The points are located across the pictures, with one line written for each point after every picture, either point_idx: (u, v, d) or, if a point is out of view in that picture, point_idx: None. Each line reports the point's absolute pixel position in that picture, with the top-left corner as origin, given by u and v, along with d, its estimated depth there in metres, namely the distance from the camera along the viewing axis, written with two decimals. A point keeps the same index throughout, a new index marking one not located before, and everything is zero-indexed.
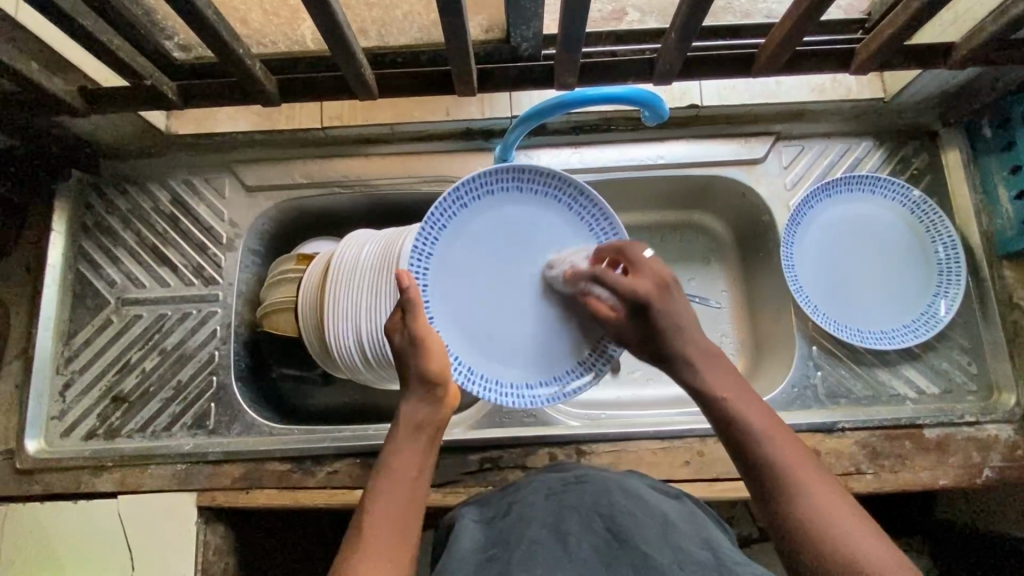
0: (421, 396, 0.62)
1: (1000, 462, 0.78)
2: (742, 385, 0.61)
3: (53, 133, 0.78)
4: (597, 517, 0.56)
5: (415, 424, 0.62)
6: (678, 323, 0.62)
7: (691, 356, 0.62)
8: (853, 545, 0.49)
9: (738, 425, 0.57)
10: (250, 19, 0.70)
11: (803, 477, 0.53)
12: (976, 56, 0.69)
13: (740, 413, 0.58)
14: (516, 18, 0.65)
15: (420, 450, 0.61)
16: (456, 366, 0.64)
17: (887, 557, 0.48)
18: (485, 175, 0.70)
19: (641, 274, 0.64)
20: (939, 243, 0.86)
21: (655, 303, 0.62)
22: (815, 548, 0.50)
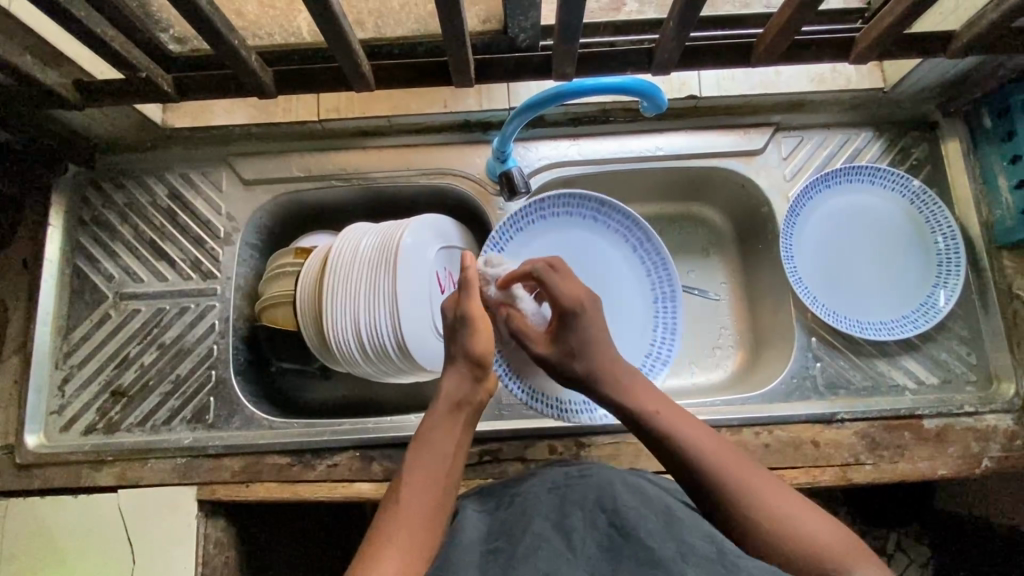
0: (461, 374, 0.67)
1: (999, 451, 0.78)
2: (674, 405, 0.66)
3: (48, 127, 0.78)
4: (600, 513, 0.55)
5: (453, 402, 0.66)
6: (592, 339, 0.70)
7: (626, 388, 0.67)
8: (791, 527, 0.54)
9: (668, 437, 0.62)
10: (245, 10, 0.72)
11: (742, 475, 0.59)
12: (977, 44, 0.69)
13: (666, 427, 0.63)
14: (514, 8, 0.64)
15: (455, 430, 0.65)
16: (482, 347, 0.68)
17: (825, 531, 0.54)
18: (545, 203, 0.84)
19: (567, 283, 0.72)
20: (938, 234, 0.85)
21: (584, 309, 0.71)
22: (762, 537, 0.55)
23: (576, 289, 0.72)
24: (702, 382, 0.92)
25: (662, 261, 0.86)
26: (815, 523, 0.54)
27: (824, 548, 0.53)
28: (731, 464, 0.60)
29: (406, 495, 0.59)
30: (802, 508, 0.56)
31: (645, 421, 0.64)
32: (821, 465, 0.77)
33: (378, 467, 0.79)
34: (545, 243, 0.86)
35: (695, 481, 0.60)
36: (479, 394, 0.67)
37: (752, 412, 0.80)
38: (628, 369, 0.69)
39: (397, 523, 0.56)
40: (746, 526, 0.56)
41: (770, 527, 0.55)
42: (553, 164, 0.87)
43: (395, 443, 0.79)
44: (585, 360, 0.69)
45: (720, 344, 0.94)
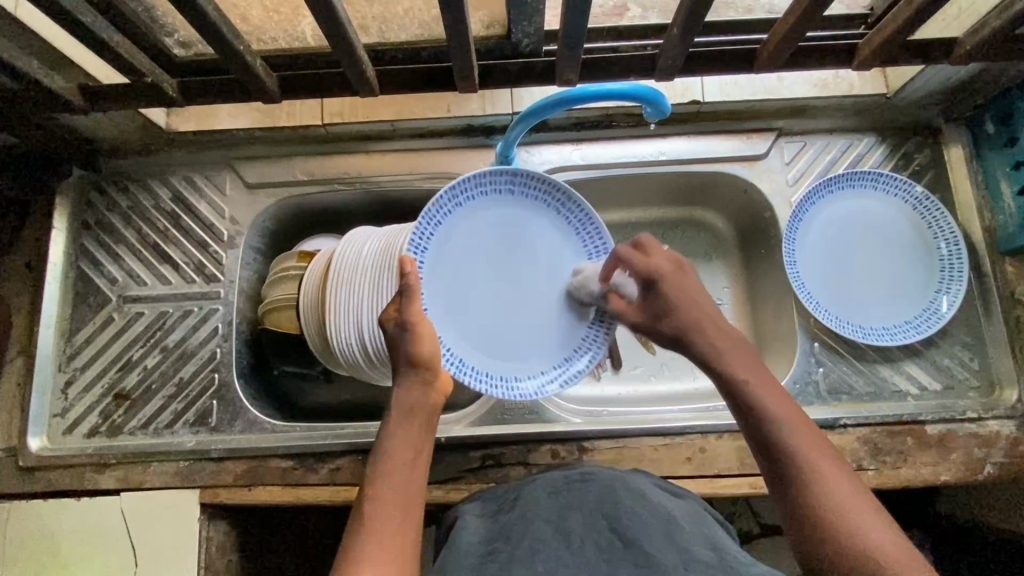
0: (412, 381, 0.62)
1: (1002, 457, 0.78)
2: (761, 368, 0.61)
3: (53, 131, 0.78)
4: (601, 520, 0.56)
5: (408, 409, 0.61)
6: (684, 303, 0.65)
7: (713, 345, 0.62)
8: (851, 517, 0.50)
9: (749, 406, 0.58)
10: (250, 15, 0.71)
11: (812, 453, 0.54)
12: (980, 51, 0.69)
13: (753, 388, 0.59)
14: (517, 13, 0.64)
15: (412, 435, 0.60)
16: (427, 351, 0.62)
17: (892, 543, 0.49)
18: (485, 175, 0.73)
19: (655, 257, 0.68)
20: (941, 240, 0.86)
21: (666, 276, 0.66)
22: (820, 516, 0.51)
23: (669, 255, 0.68)
24: (703, 387, 0.92)
25: (605, 248, 0.76)
26: (882, 534, 0.49)
27: (879, 555, 0.48)
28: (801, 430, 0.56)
29: (369, 514, 0.55)
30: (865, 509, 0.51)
31: (723, 378, 0.60)
32: None
33: None
34: (471, 227, 0.74)
35: (769, 451, 0.56)
36: (435, 398, 0.62)
37: None
38: (720, 320, 0.64)
39: (363, 549, 0.52)
40: (808, 504, 0.52)
41: (831, 511, 0.51)
42: (556, 169, 0.88)
43: None
44: (672, 318, 0.65)
45: None
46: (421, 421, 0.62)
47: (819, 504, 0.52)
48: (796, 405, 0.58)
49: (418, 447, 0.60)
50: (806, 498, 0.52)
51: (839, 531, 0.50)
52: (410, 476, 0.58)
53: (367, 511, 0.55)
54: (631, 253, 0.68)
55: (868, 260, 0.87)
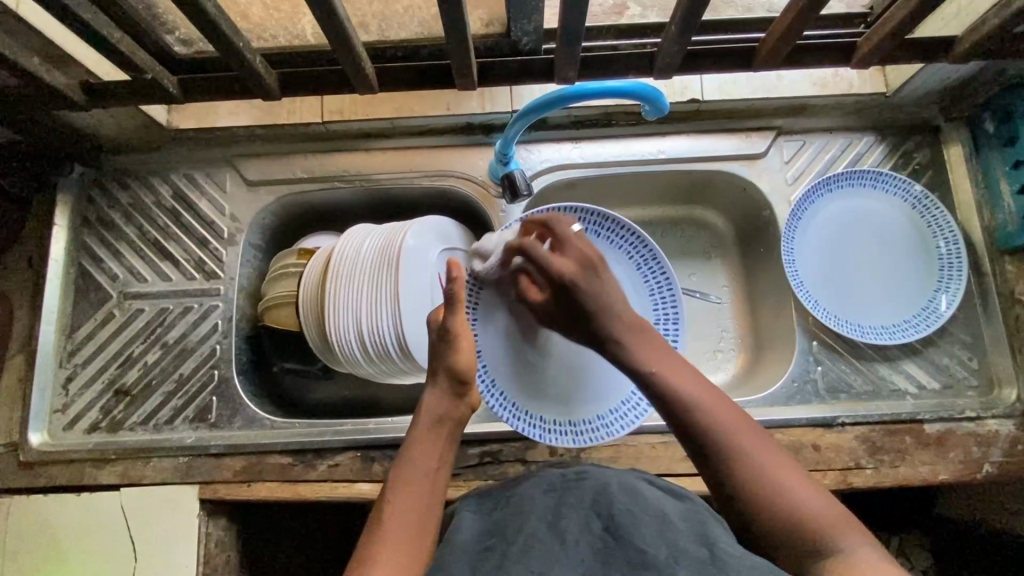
0: (443, 390, 0.67)
1: (1000, 456, 0.78)
2: (673, 358, 0.65)
3: (54, 128, 0.78)
4: (596, 517, 0.56)
5: (436, 417, 0.66)
6: (590, 304, 0.69)
7: (629, 347, 0.66)
8: (774, 485, 0.55)
9: (672, 399, 0.61)
10: (250, 12, 0.71)
11: (741, 438, 0.58)
12: (979, 49, 0.69)
13: (667, 385, 0.62)
14: (516, 11, 0.65)
15: (439, 443, 0.65)
16: (463, 364, 0.68)
17: (820, 503, 0.53)
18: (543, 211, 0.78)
19: (569, 251, 0.73)
20: (940, 238, 0.86)
21: (576, 280, 0.70)
22: (745, 493, 0.55)
23: (580, 246, 0.73)
24: None
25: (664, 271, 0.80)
26: (801, 491, 0.54)
27: (807, 514, 0.53)
28: (724, 417, 0.59)
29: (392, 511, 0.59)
30: (792, 477, 0.56)
31: (647, 378, 0.64)
32: (822, 469, 0.77)
33: (378, 467, 0.79)
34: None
35: (692, 438, 0.59)
36: (462, 408, 0.67)
37: (753, 415, 0.80)
38: (629, 320, 0.69)
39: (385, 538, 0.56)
40: (736, 482, 0.56)
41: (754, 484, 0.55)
42: (555, 167, 0.88)
43: (396, 443, 0.79)
44: (590, 325, 0.69)
45: (722, 347, 0.94)
46: (447, 431, 0.66)
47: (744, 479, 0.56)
48: (708, 384, 0.63)
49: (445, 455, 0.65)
50: (729, 477, 0.56)
51: (765, 502, 0.54)
52: (433, 480, 0.62)
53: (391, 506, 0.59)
54: (532, 242, 0.72)
55: (884, 278, 0.86)
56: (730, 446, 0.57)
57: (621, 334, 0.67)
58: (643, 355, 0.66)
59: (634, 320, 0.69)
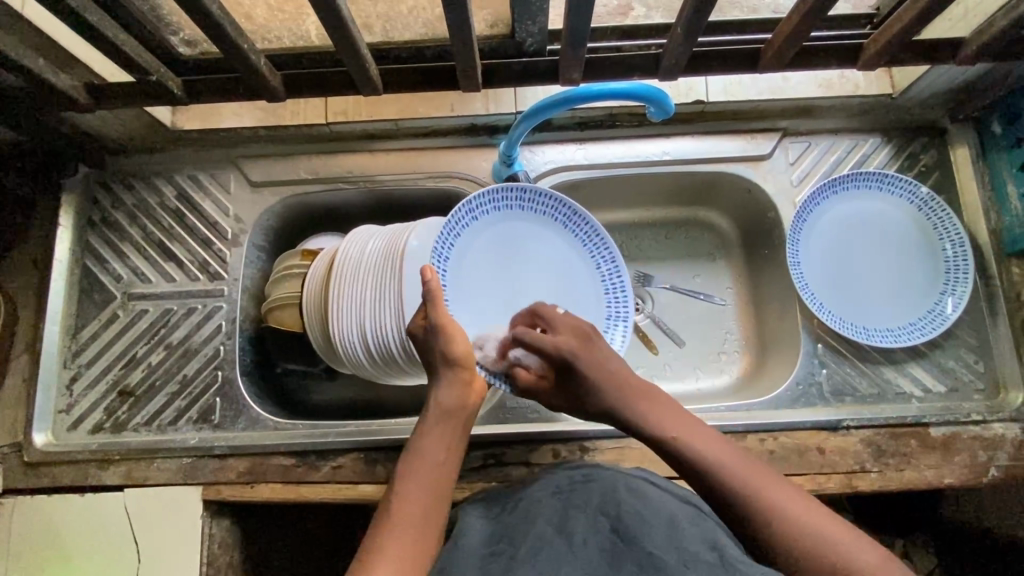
0: (449, 383, 0.65)
1: (1007, 461, 0.77)
2: (690, 419, 0.65)
3: (59, 128, 0.79)
4: (603, 518, 0.56)
5: (444, 410, 0.64)
6: (595, 373, 0.68)
7: (644, 416, 0.65)
8: (828, 541, 0.54)
9: (696, 467, 0.61)
10: (254, 14, 0.71)
11: (767, 490, 0.58)
12: (987, 51, 0.68)
13: (690, 454, 0.61)
14: (521, 13, 0.64)
15: (449, 436, 0.64)
16: (459, 351, 0.65)
17: (866, 551, 0.53)
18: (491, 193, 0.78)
19: (559, 325, 0.72)
20: (947, 240, 0.85)
21: (579, 353, 0.69)
22: (808, 559, 0.53)
23: (570, 322, 0.72)
24: (708, 387, 0.92)
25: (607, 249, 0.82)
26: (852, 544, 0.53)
27: (865, 569, 0.52)
28: (741, 466, 0.60)
29: (399, 506, 0.58)
30: (835, 526, 0.55)
31: (669, 444, 0.63)
32: (826, 472, 0.77)
33: (382, 469, 0.79)
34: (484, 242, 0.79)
35: (731, 507, 0.58)
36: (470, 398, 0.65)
37: (759, 418, 0.80)
38: (643, 388, 0.68)
39: (396, 532, 0.56)
40: (767, 532, 0.56)
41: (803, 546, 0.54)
42: (559, 168, 0.88)
43: (400, 445, 0.79)
44: (593, 397, 0.68)
45: (726, 349, 0.94)
46: (457, 424, 0.65)
47: (796, 543, 0.54)
48: (727, 444, 0.62)
49: (454, 448, 0.64)
50: (782, 542, 0.54)
51: (828, 564, 0.53)
52: (441, 473, 0.61)
53: (399, 500, 0.59)
54: (529, 330, 0.72)
55: (873, 259, 0.87)
56: (758, 499, 0.57)
57: (629, 400, 0.67)
58: (656, 422, 0.65)
59: (646, 387, 0.68)
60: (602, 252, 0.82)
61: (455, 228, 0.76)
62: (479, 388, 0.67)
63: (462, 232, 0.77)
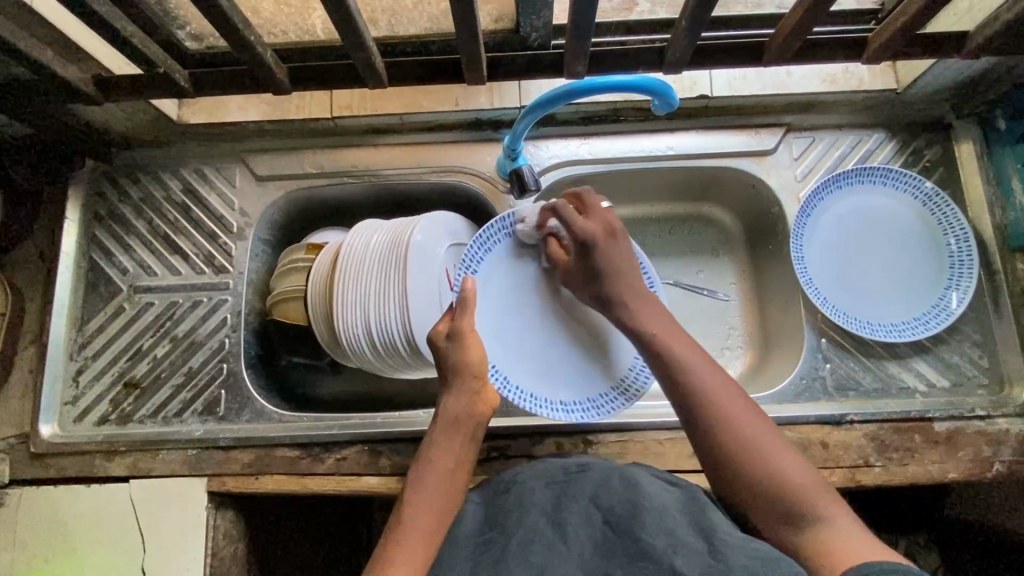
0: (459, 391, 0.66)
1: (1011, 455, 0.77)
2: (676, 330, 0.68)
3: (67, 122, 0.79)
4: (596, 508, 0.57)
5: (455, 417, 0.65)
6: (607, 268, 0.72)
7: (637, 314, 0.70)
8: (767, 455, 0.59)
9: (670, 363, 0.65)
10: (260, 8, 0.71)
11: (742, 423, 0.60)
12: (992, 45, 0.68)
13: (670, 351, 0.65)
14: (527, 7, 0.65)
15: (460, 443, 0.64)
16: (476, 360, 0.67)
17: (799, 472, 0.58)
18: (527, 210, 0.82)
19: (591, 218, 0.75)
20: (951, 235, 0.85)
21: (600, 246, 0.73)
22: (738, 462, 0.59)
23: (606, 215, 0.75)
24: None
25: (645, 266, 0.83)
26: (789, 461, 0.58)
27: (793, 485, 0.57)
28: (725, 401, 0.62)
29: (410, 506, 0.60)
30: (808, 485, 0.57)
31: (648, 342, 0.67)
32: (830, 467, 0.77)
33: (386, 461, 0.79)
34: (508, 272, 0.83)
35: (690, 404, 0.62)
36: (481, 408, 0.66)
37: (762, 412, 0.80)
38: (641, 291, 0.72)
39: (405, 532, 0.57)
40: (727, 448, 0.60)
41: (746, 449, 0.59)
42: (563, 163, 0.88)
43: (404, 437, 0.80)
44: (602, 286, 0.73)
45: (729, 344, 0.94)
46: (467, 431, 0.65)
47: (736, 445, 0.59)
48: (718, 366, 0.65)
49: (464, 455, 0.64)
50: (729, 444, 0.60)
51: (758, 471, 0.58)
52: (452, 479, 0.62)
53: (411, 502, 0.60)
54: (568, 209, 0.75)
55: (878, 250, 0.87)
56: (733, 426, 0.60)
57: (624, 298, 0.71)
58: (648, 322, 0.68)
59: (642, 292, 0.72)
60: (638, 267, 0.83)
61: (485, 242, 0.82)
62: (493, 398, 0.68)
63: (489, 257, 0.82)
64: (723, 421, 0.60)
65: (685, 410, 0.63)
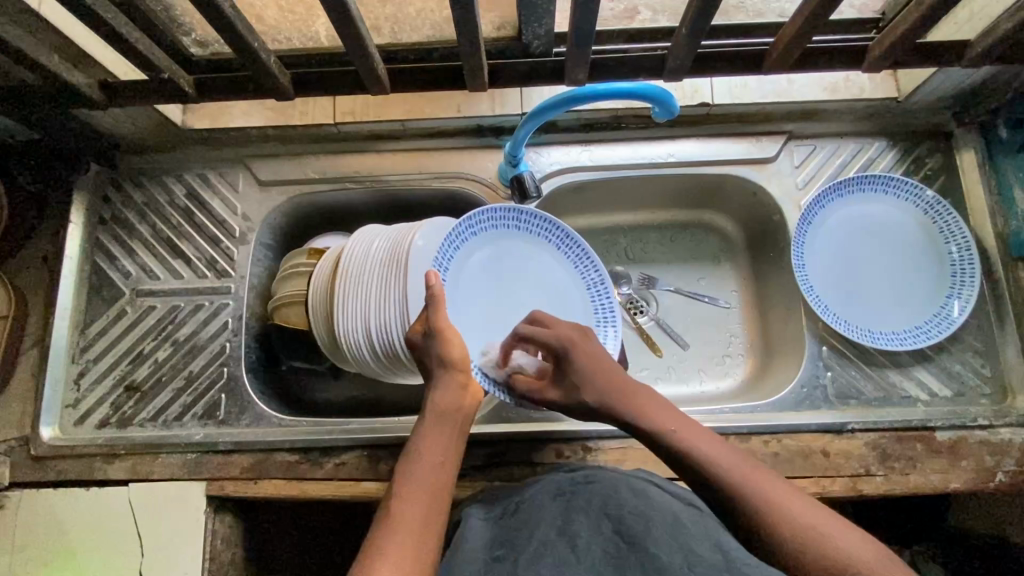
0: (443, 382, 0.66)
1: (1013, 466, 0.76)
2: (679, 416, 0.65)
3: (73, 126, 0.80)
4: (605, 520, 0.56)
5: (441, 409, 0.65)
6: (591, 373, 0.68)
7: (643, 411, 0.66)
8: (822, 538, 0.53)
9: (694, 466, 0.60)
10: (265, 15, 0.72)
11: (779, 503, 0.56)
12: (992, 54, 0.68)
13: (688, 448, 0.61)
14: (529, 14, 0.65)
15: (448, 437, 0.64)
16: (456, 355, 0.66)
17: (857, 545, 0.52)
18: (492, 212, 0.80)
19: (557, 326, 0.73)
20: (953, 244, 0.85)
21: (573, 347, 0.70)
22: (799, 554, 0.53)
23: (570, 324, 0.73)
24: (711, 390, 0.91)
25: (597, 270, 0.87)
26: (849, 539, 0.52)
27: (857, 565, 0.51)
28: (748, 482, 0.58)
29: (399, 500, 0.58)
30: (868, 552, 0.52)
31: (666, 448, 0.63)
32: (830, 475, 0.76)
33: (384, 466, 0.79)
34: (470, 274, 0.80)
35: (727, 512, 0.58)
36: (467, 400, 0.66)
37: (763, 420, 0.79)
38: (643, 387, 0.68)
39: (392, 528, 0.55)
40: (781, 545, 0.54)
41: (795, 534, 0.53)
42: (564, 170, 0.88)
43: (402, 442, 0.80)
44: (606, 395, 0.67)
45: (730, 352, 0.93)
46: (453, 424, 0.65)
47: (784, 535, 0.54)
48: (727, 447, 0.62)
49: (451, 446, 0.64)
50: (779, 543, 0.54)
51: (823, 559, 0.52)
52: (441, 473, 0.61)
53: (398, 497, 0.58)
54: (535, 330, 0.72)
55: (883, 258, 0.87)
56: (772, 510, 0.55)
57: (622, 403, 0.66)
58: (659, 424, 0.64)
59: (645, 393, 0.67)
60: (591, 272, 0.87)
61: (453, 241, 0.78)
62: (476, 392, 0.68)
63: (463, 248, 0.80)
64: (768, 518, 0.55)
65: (725, 517, 0.58)
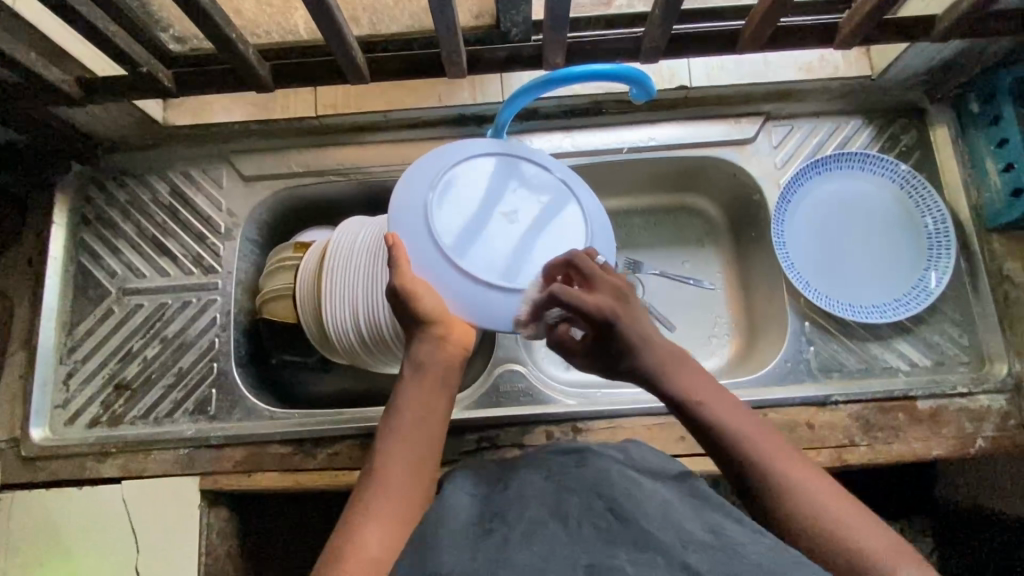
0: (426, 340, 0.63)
1: (992, 431, 0.78)
2: (708, 386, 0.63)
3: (53, 125, 0.80)
4: (596, 497, 0.50)
5: (416, 364, 0.62)
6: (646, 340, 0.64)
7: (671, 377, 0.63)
8: (810, 497, 0.53)
9: (731, 447, 0.58)
10: (243, 8, 0.74)
11: (775, 458, 0.56)
12: (958, 28, 0.70)
13: (713, 415, 0.60)
14: (505, 1, 0.66)
15: (426, 392, 0.61)
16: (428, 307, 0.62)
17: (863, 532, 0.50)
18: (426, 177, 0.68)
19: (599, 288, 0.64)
20: (928, 217, 0.87)
21: (620, 317, 0.63)
22: (779, 507, 0.53)
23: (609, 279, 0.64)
24: None
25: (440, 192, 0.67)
26: (842, 511, 0.52)
27: (869, 553, 0.49)
28: (751, 433, 0.58)
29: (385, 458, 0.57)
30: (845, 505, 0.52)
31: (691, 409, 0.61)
32: (816, 447, 0.78)
33: None
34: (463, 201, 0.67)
35: (748, 479, 0.56)
36: (448, 351, 0.63)
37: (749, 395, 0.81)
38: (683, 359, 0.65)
39: (381, 480, 0.56)
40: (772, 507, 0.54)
41: (780, 487, 0.54)
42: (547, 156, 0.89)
43: None
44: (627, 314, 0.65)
45: (716, 332, 0.95)
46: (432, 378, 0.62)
47: (772, 491, 0.54)
48: (750, 414, 0.61)
49: (438, 408, 0.61)
50: (784, 510, 0.53)
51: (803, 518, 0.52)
52: (428, 427, 0.60)
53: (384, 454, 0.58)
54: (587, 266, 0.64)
55: (862, 233, 0.89)
56: (768, 472, 0.55)
57: (666, 373, 0.63)
58: (687, 389, 0.62)
59: (673, 355, 0.65)
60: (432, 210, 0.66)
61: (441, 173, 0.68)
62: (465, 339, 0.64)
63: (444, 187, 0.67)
64: (765, 473, 0.55)
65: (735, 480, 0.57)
